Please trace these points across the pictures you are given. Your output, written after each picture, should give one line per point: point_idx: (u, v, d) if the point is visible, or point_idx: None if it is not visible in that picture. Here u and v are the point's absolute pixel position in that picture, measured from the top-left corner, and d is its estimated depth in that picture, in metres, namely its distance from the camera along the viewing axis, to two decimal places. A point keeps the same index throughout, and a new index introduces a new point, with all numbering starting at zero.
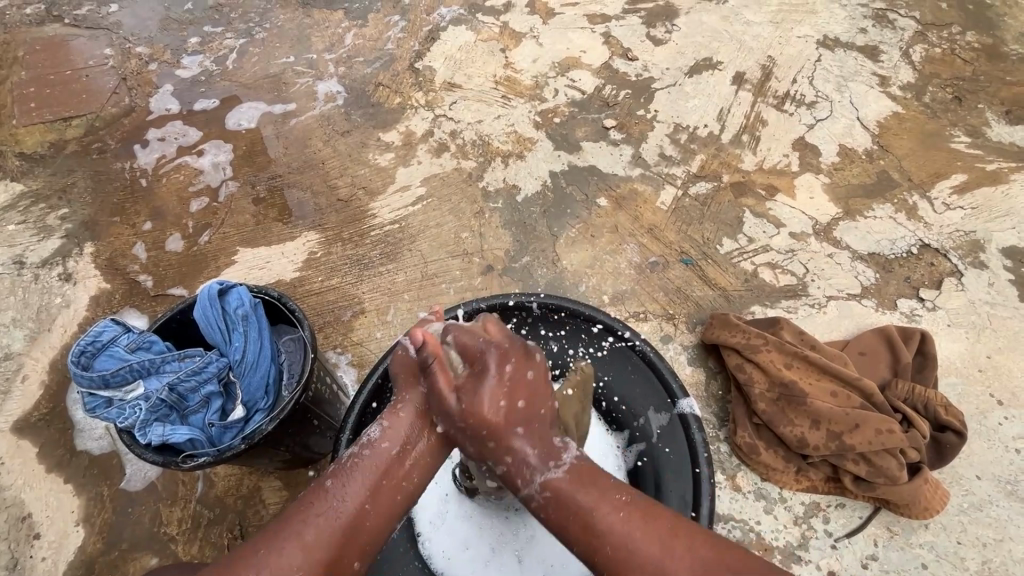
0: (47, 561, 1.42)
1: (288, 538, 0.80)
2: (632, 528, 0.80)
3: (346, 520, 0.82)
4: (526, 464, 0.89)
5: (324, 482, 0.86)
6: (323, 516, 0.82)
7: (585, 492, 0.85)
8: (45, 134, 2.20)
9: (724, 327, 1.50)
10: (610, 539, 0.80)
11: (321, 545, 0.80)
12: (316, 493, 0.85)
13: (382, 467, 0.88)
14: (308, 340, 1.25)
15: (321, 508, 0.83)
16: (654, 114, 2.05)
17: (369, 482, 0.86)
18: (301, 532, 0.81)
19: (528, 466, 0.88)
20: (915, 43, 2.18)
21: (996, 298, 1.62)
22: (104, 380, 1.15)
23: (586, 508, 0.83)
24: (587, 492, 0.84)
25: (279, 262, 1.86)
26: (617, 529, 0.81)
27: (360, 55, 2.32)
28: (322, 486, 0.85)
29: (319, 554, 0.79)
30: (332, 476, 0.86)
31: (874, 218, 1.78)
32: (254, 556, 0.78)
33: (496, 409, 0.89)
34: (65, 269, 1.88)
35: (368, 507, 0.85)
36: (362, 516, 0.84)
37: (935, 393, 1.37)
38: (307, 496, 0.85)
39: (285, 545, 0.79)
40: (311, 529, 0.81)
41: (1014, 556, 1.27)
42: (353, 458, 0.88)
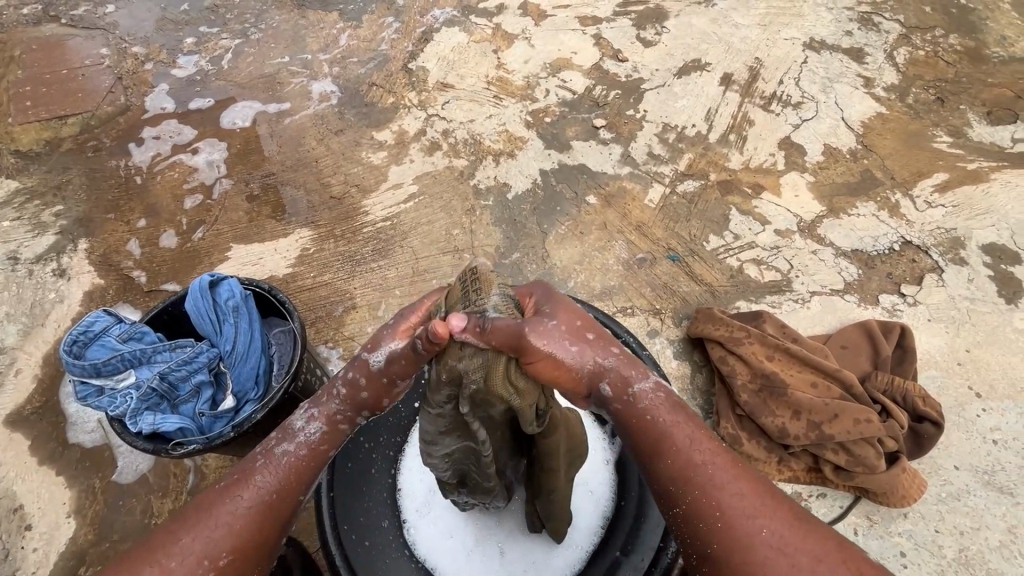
0: (38, 551, 1.43)
1: (213, 527, 0.78)
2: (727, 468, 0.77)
3: (278, 510, 0.81)
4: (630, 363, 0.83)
5: (253, 474, 0.82)
6: (251, 507, 0.79)
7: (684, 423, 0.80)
8: (40, 132, 2.22)
9: (710, 321, 1.53)
10: (702, 474, 0.76)
11: (247, 536, 0.78)
12: (241, 483, 0.81)
13: (315, 462, 0.85)
14: (298, 331, 1.27)
15: (248, 499, 0.80)
16: (643, 114, 2.08)
17: (297, 476, 0.84)
18: (224, 523, 0.78)
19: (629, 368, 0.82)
20: (900, 46, 2.22)
21: (976, 294, 1.65)
22: (96, 368, 1.17)
23: (676, 435, 0.79)
24: (685, 420, 0.80)
25: (272, 258, 1.88)
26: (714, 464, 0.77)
27: (354, 56, 2.35)
28: (250, 477, 0.81)
29: (243, 542, 0.78)
30: (261, 467, 0.82)
31: (857, 216, 1.81)
32: (176, 543, 0.76)
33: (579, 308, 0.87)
34: (59, 265, 1.89)
35: (294, 497, 0.83)
36: (289, 505, 0.82)
37: (914, 385, 1.41)
38: (232, 485, 0.81)
39: (212, 534, 0.77)
40: (239, 520, 0.78)
41: (990, 544, 1.29)
42: (286, 454, 0.84)
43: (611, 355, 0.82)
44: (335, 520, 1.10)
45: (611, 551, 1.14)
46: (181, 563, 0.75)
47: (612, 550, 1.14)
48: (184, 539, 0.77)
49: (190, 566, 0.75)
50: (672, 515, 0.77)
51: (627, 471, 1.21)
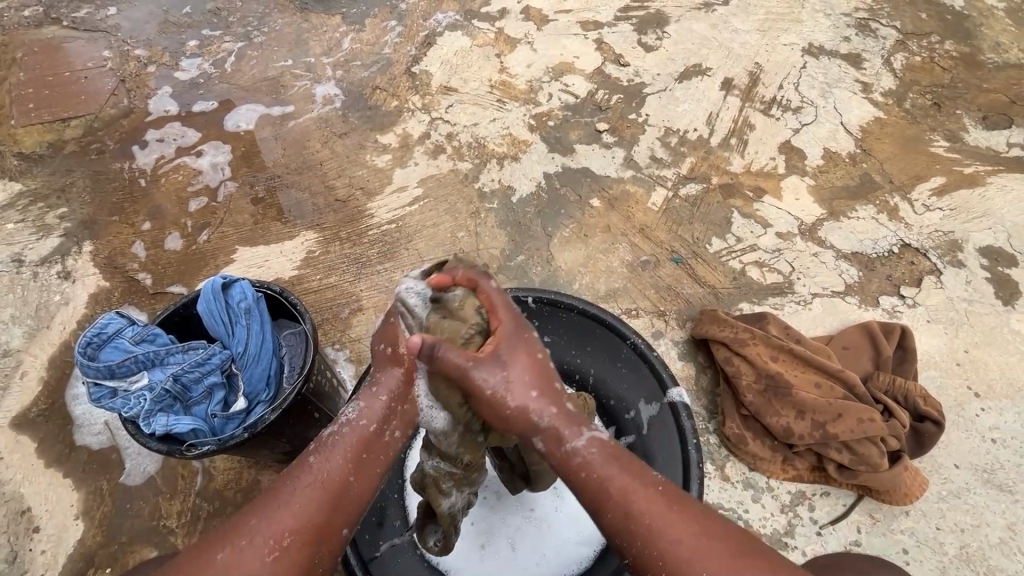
0: (46, 554, 1.43)
1: (277, 509, 0.83)
2: (659, 511, 0.83)
3: (332, 489, 0.86)
4: (562, 426, 0.88)
5: (306, 459, 0.88)
6: (307, 487, 0.85)
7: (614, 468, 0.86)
8: (43, 135, 2.22)
9: (714, 322, 1.55)
10: (639, 525, 0.82)
11: (304, 517, 0.83)
12: (297, 467, 0.88)
13: (358, 441, 0.90)
14: (309, 333, 1.28)
15: (304, 481, 0.86)
16: (645, 118, 2.11)
17: (349, 457, 0.89)
18: (286, 503, 0.84)
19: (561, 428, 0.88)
20: (897, 51, 2.26)
21: (974, 296, 1.68)
22: (109, 370, 1.18)
23: (610, 486, 0.85)
24: (617, 467, 0.86)
25: (277, 261, 1.89)
26: (649, 509, 0.83)
27: (357, 59, 2.36)
28: (305, 461, 0.88)
29: (302, 522, 0.83)
30: (313, 451, 0.90)
31: (857, 219, 1.84)
32: (246, 525, 0.83)
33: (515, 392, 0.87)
34: (64, 267, 1.89)
35: (346, 480, 0.87)
36: (344, 487, 0.87)
37: (914, 385, 1.43)
38: (290, 471, 0.88)
39: (273, 517, 0.83)
40: (296, 501, 0.84)
41: (990, 541, 1.32)
42: (333, 435, 0.91)
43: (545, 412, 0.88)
44: None
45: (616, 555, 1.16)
46: (250, 543, 0.80)
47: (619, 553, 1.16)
48: (252, 524, 0.83)
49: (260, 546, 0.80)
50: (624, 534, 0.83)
51: None
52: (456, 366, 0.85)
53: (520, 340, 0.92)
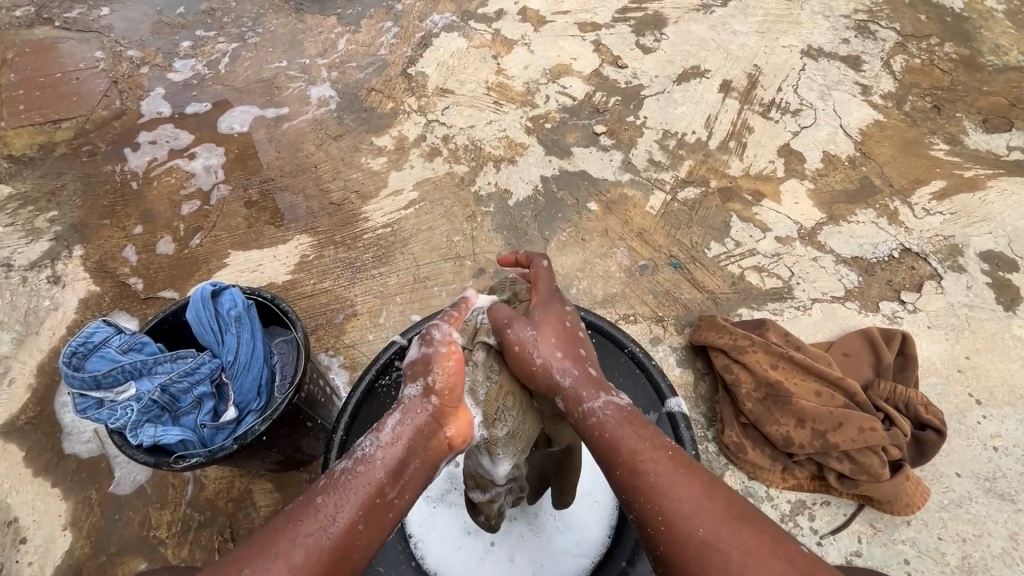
0: (33, 565, 1.41)
1: (271, 558, 0.72)
2: (678, 476, 0.79)
3: (337, 538, 0.75)
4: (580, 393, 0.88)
5: (313, 500, 0.77)
6: (311, 537, 0.74)
7: (633, 431, 0.84)
8: (33, 137, 2.19)
9: (713, 328, 1.53)
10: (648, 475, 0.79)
11: (308, 568, 0.72)
12: (303, 509, 0.77)
13: (371, 486, 0.78)
14: (301, 341, 1.26)
15: (312, 527, 0.75)
16: (643, 121, 2.09)
17: (360, 502, 0.77)
18: (285, 553, 0.72)
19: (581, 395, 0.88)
20: (896, 53, 2.24)
21: (975, 301, 1.67)
22: (96, 381, 1.15)
23: (631, 442, 0.82)
24: (634, 430, 0.84)
25: (271, 265, 1.87)
26: (665, 472, 0.79)
27: (353, 61, 2.34)
28: (311, 503, 0.77)
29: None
30: (322, 489, 0.78)
31: (856, 223, 1.82)
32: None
33: (554, 338, 0.92)
34: (54, 272, 1.87)
35: (358, 529, 0.76)
36: (353, 539, 0.76)
37: (916, 393, 1.41)
38: (295, 512, 0.76)
39: (266, 570, 0.71)
40: (298, 550, 0.73)
41: (992, 551, 1.30)
42: (347, 471, 0.79)
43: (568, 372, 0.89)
44: None
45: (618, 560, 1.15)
46: None
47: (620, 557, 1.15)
48: (247, 570, 0.71)
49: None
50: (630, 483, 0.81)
51: None
52: (502, 314, 0.95)
53: (557, 306, 0.97)
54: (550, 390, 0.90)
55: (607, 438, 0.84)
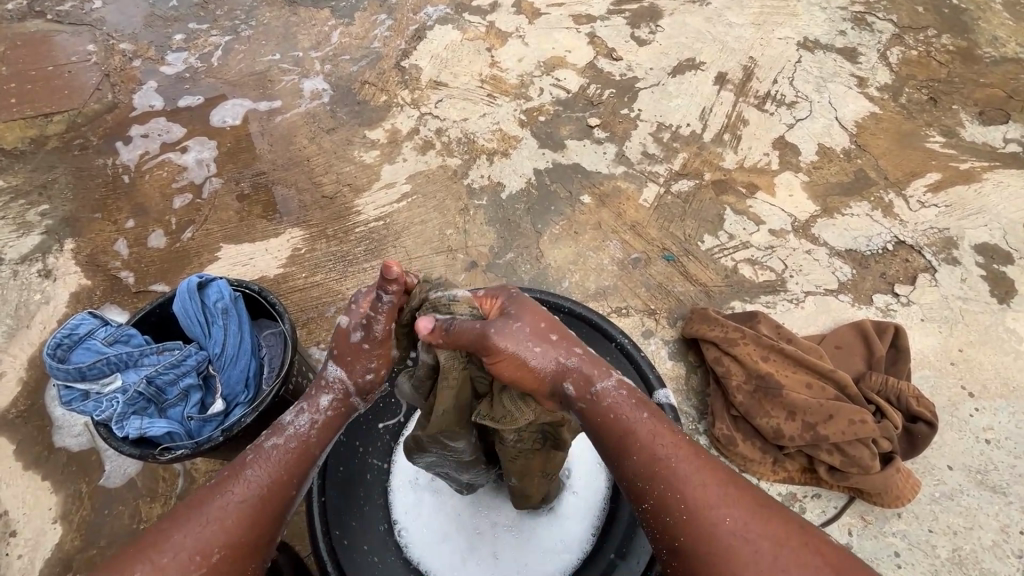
0: (23, 558, 1.41)
1: (206, 519, 0.78)
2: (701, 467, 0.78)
3: (267, 501, 0.81)
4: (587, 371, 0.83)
5: (244, 471, 0.82)
6: (244, 501, 0.79)
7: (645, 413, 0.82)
8: (25, 131, 2.17)
9: (704, 321, 1.52)
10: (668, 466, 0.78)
11: (240, 526, 0.78)
12: (233, 478, 0.82)
13: (298, 456, 0.85)
14: (288, 333, 1.25)
15: (242, 493, 0.80)
16: (637, 113, 2.08)
17: (288, 470, 0.84)
18: (219, 515, 0.78)
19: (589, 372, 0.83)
20: (893, 45, 2.22)
21: (968, 294, 1.66)
22: (81, 373, 1.15)
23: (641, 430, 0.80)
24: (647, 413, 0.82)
25: (262, 259, 1.86)
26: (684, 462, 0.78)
27: (346, 53, 2.32)
28: (241, 472, 0.82)
29: (237, 535, 0.78)
30: (251, 462, 0.83)
31: (851, 216, 1.81)
32: (167, 538, 0.75)
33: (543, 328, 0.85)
34: (45, 266, 1.86)
35: (289, 490, 0.83)
36: (282, 500, 0.83)
37: (908, 385, 1.41)
38: (224, 479, 0.81)
39: (203, 528, 0.77)
40: (233, 512, 0.79)
41: (983, 543, 1.29)
42: (275, 444, 0.85)
43: (572, 357, 0.83)
44: (326, 526, 1.11)
45: (605, 554, 1.16)
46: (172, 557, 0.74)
47: (606, 552, 1.16)
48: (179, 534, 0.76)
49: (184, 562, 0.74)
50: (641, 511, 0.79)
51: None
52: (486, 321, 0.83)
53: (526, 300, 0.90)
54: (555, 379, 0.82)
55: (623, 420, 0.81)
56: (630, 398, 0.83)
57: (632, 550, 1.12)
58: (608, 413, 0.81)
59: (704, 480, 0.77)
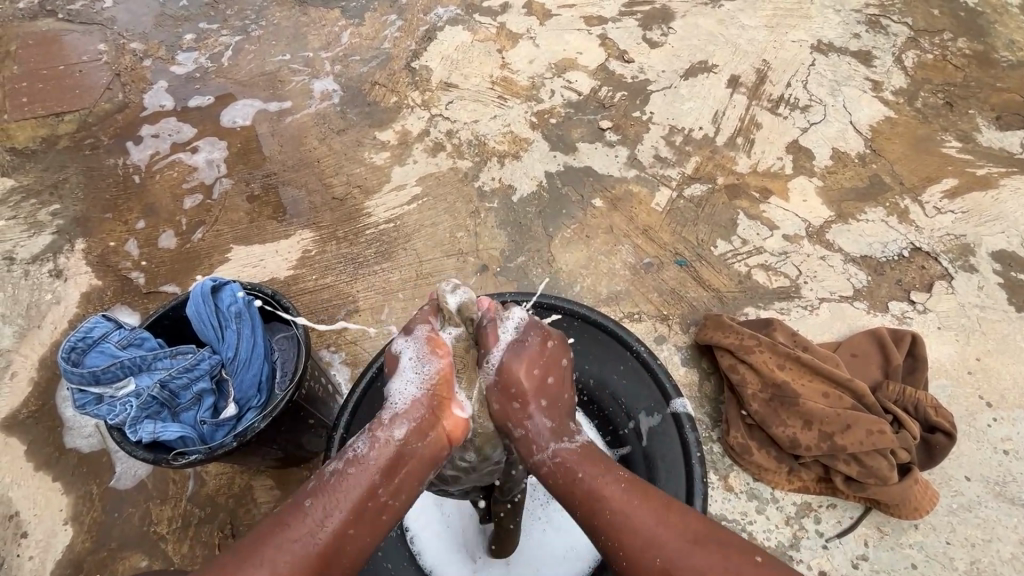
0: (35, 559, 1.40)
1: (260, 562, 0.72)
2: (628, 501, 0.78)
3: (325, 543, 0.75)
4: (539, 435, 0.82)
5: (301, 504, 0.77)
6: (303, 543, 0.74)
7: (589, 465, 0.81)
8: (36, 130, 2.18)
9: (718, 328, 1.51)
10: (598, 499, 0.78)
11: (298, 567, 0.73)
12: (292, 511, 0.76)
13: (360, 490, 0.78)
14: (301, 338, 1.24)
15: (300, 530, 0.75)
16: (649, 116, 2.06)
17: (350, 507, 0.77)
18: (274, 555, 0.73)
19: (539, 437, 0.82)
20: (908, 49, 2.20)
21: (986, 302, 1.64)
22: (95, 376, 1.15)
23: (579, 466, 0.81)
24: (588, 466, 0.80)
25: (272, 260, 1.85)
26: (617, 499, 0.78)
27: (356, 54, 2.31)
28: (300, 506, 0.77)
29: None
30: (311, 494, 0.78)
31: (866, 222, 1.79)
32: None
33: (522, 384, 0.83)
34: (56, 265, 1.86)
35: (349, 529, 0.76)
36: (342, 541, 0.76)
37: (926, 395, 1.39)
38: (283, 516, 0.76)
39: (257, 572, 0.72)
40: (286, 555, 0.73)
41: (1002, 556, 1.28)
42: (336, 474, 0.79)
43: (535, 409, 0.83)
44: None
45: None
46: None
47: None
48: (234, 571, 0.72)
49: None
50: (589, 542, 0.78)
51: (633, 472, 1.21)
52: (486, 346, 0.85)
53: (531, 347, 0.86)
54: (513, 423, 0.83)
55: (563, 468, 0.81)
56: (582, 454, 0.82)
57: None
58: (552, 474, 0.81)
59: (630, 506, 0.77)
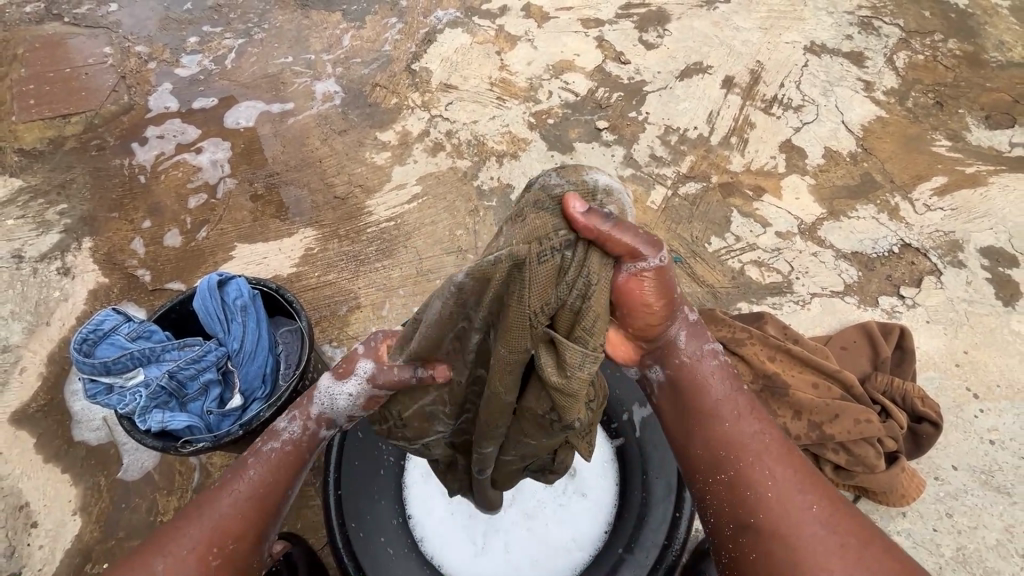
0: (44, 549, 1.44)
1: (214, 516, 0.86)
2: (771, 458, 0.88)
3: (270, 494, 0.90)
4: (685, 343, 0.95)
5: (246, 470, 0.90)
6: (249, 499, 0.88)
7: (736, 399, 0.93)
8: (43, 131, 2.22)
9: (711, 321, 1.54)
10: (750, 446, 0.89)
11: (243, 518, 0.87)
12: (234, 477, 0.90)
13: (296, 453, 0.93)
14: (305, 331, 1.28)
15: (244, 489, 0.88)
16: (645, 116, 2.10)
17: (289, 467, 0.92)
18: (224, 509, 0.86)
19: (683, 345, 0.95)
20: (899, 50, 2.24)
21: (974, 296, 1.67)
22: (105, 367, 1.19)
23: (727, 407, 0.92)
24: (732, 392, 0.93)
25: (276, 258, 1.89)
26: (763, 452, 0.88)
27: (357, 56, 2.36)
28: (240, 471, 0.90)
29: (246, 526, 0.87)
30: (251, 462, 0.91)
31: (857, 219, 1.83)
32: (183, 534, 0.84)
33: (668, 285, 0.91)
34: (64, 263, 1.90)
35: (285, 488, 0.91)
36: (283, 490, 0.91)
37: (913, 387, 1.42)
38: (227, 480, 0.89)
39: (213, 523, 0.85)
40: (235, 508, 0.87)
41: (987, 542, 1.31)
42: (274, 445, 0.93)
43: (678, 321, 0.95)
44: (340, 519, 1.14)
45: (614, 549, 1.17)
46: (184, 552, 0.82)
47: (616, 547, 1.17)
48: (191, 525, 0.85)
49: (185, 555, 0.82)
50: (715, 483, 0.89)
51: (628, 461, 1.25)
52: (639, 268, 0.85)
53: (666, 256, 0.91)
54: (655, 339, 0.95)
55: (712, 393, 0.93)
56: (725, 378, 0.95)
57: (640, 545, 1.13)
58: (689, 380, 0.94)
59: (791, 471, 0.87)
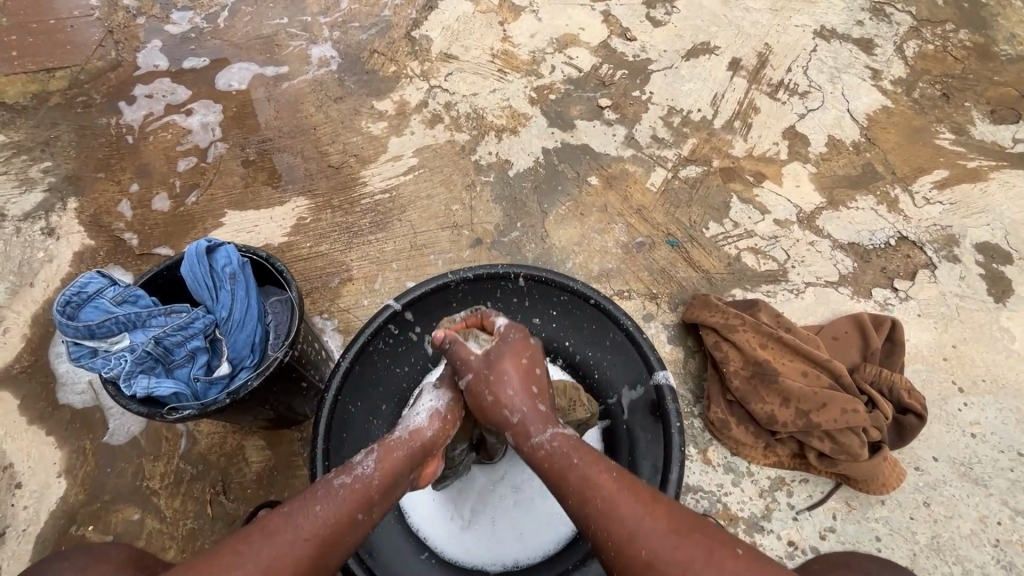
0: (28, 510, 1.43)
1: (270, 542, 0.80)
2: (618, 501, 0.83)
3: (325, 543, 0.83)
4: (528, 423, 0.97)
5: (313, 505, 0.85)
6: (308, 537, 0.81)
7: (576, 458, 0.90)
8: (26, 85, 2.14)
9: (705, 307, 1.54)
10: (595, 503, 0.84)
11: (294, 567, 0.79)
12: (302, 504, 0.85)
13: (363, 497, 0.88)
14: (294, 301, 1.26)
15: (306, 527, 0.82)
16: (648, 96, 2.06)
17: (352, 510, 0.86)
18: (286, 540, 0.80)
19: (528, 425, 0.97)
20: (910, 38, 2.20)
21: (966, 291, 1.68)
22: (89, 330, 1.16)
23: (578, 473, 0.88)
24: (577, 458, 0.90)
25: (267, 227, 1.85)
26: (607, 500, 0.84)
27: (355, 21, 2.27)
28: (308, 503, 0.85)
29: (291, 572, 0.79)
30: (320, 496, 0.86)
31: (856, 210, 1.82)
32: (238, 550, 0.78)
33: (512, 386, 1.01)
34: (48, 224, 1.85)
35: (342, 535, 0.85)
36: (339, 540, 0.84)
37: (900, 378, 1.44)
38: (296, 507, 0.84)
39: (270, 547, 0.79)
40: (299, 543, 0.81)
41: (961, 532, 1.34)
42: (342, 480, 0.89)
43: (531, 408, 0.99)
44: None
45: None
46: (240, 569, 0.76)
47: None
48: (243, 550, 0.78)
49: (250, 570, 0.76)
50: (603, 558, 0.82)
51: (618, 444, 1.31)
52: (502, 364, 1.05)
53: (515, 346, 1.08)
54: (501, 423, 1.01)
55: (554, 466, 0.91)
56: (571, 444, 0.94)
57: None
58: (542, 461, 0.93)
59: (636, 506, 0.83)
